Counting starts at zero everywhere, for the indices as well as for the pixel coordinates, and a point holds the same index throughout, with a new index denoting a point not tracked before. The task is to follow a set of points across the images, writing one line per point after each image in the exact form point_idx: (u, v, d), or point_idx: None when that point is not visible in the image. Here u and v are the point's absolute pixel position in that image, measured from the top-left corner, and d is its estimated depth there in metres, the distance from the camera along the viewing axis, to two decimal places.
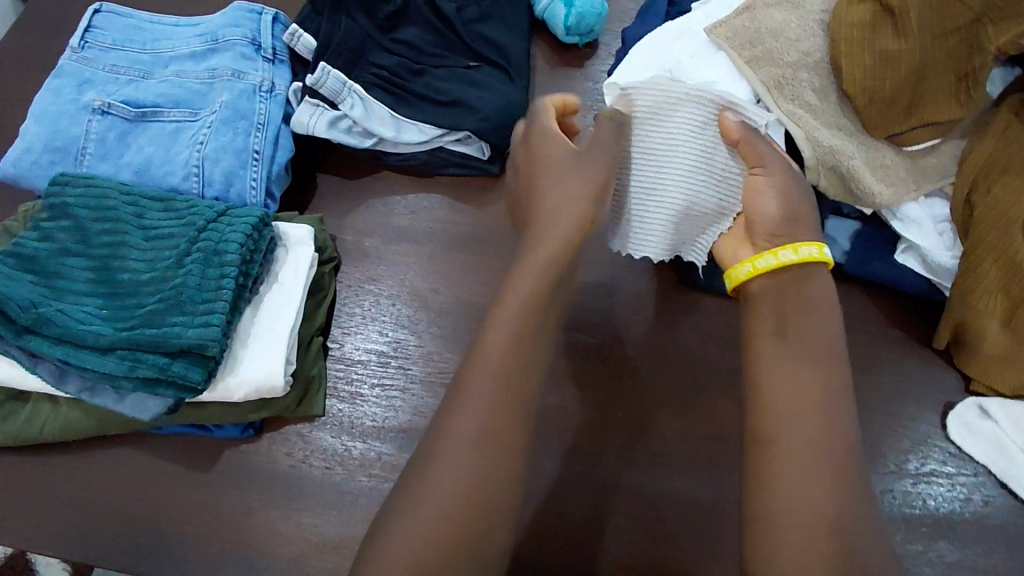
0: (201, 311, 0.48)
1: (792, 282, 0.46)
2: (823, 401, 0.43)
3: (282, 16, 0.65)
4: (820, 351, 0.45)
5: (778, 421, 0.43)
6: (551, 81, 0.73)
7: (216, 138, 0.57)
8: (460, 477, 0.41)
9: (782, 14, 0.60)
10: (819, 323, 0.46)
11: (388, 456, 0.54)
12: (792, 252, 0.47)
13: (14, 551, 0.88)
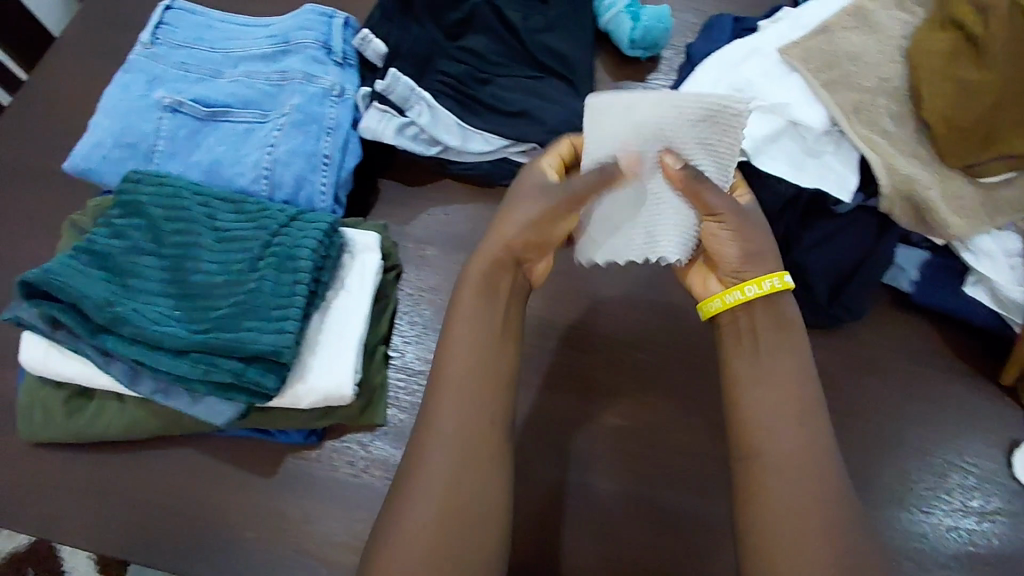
0: (275, 316, 0.48)
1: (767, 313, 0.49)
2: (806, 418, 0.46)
3: (351, 20, 0.64)
4: (787, 363, 0.48)
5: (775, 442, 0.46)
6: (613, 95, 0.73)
7: (287, 142, 0.57)
8: (446, 490, 0.44)
9: (860, 38, 0.60)
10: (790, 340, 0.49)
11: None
12: (755, 286, 0.49)
13: (44, 547, 0.88)
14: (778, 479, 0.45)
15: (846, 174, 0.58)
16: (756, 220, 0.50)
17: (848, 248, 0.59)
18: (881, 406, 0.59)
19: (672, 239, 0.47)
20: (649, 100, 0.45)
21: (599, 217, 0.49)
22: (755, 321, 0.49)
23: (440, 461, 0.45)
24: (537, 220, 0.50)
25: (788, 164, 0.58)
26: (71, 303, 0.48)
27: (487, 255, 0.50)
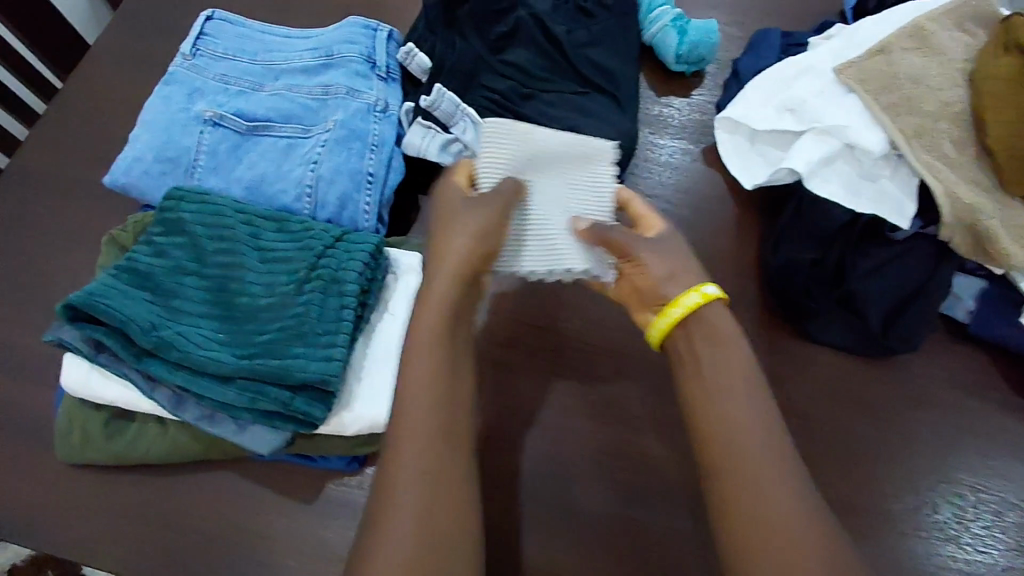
0: (322, 342, 0.46)
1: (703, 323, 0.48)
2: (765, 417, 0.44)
3: (395, 34, 0.64)
4: (736, 362, 0.46)
5: (747, 447, 0.43)
6: (657, 110, 0.71)
7: (331, 158, 0.56)
8: (419, 516, 0.41)
9: (920, 60, 0.58)
10: (737, 344, 0.47)
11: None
12: (675, 307, 0.49)
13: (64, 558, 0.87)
14: (764, 484, 0.41)
15: (904, 200, 0.56)
16: (673, 247, 0.52)
17: (906, 277, 0.57)
18: (933, 437, 0.57)
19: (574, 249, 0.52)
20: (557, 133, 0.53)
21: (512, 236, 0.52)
22: (690, 337, 0.48)
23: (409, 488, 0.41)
24: (484, 236, 0.48)
25: (843, 188, 0.57)
26: (116, 327, 0.47)
27: (442, 280, 0.48)
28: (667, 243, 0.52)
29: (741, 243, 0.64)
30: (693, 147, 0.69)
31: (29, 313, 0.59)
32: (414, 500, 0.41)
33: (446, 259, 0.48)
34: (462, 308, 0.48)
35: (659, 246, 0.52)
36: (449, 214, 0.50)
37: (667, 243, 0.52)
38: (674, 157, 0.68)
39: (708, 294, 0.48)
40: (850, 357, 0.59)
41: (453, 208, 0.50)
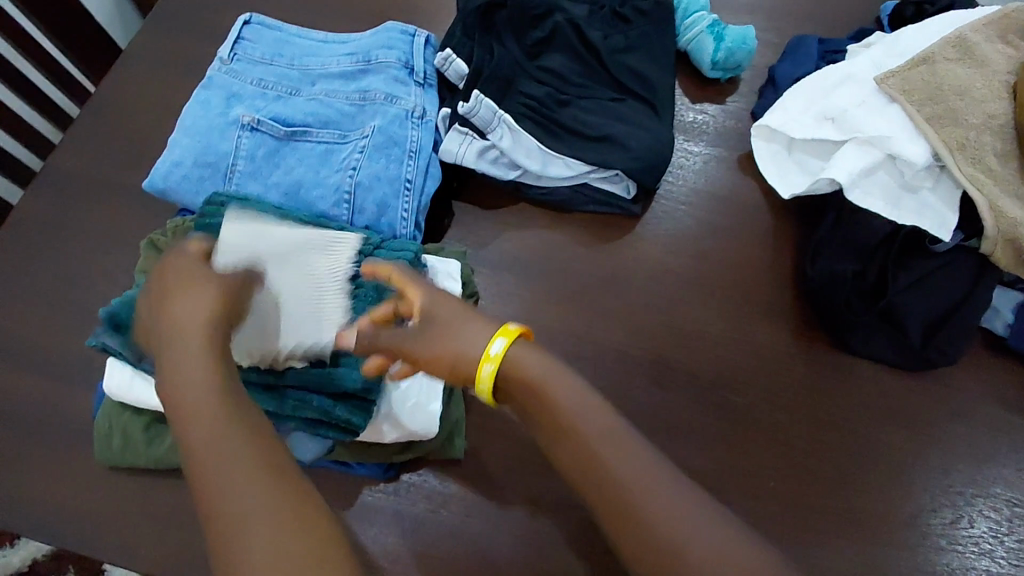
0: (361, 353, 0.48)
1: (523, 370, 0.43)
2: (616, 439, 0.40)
3: (433, 40, 0.64)
4: (569, 401, 0.41)
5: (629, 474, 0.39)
6: (692, 117, 0.70)
7: (369, 164, 0.56)
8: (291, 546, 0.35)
9: (964, 71, 0.57)
10: (564, 382, 0.42)
11: (519, 508, 0.50)
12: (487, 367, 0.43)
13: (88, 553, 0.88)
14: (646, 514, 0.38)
15: (945, 212, 0.55)
16: (446, 316, 0.45)
17: (947, 289, 0.56)
18: (971, 451, 0.56)
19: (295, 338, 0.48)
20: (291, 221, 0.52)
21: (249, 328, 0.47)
22: (513, 398, 0.44)
23: (259, 531, 0.35)
24: (211, 298, 0.42)
25: (886, 199, 0.56)
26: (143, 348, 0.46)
27: (190, 343, 0.41)
28: (434, 325, 0.45)
29: (778, 253, 0.63)
30: (728, 154, 0.69)
31: (70, 316, 0.59)
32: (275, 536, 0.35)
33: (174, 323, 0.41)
34: (227, 352, 0.42)
35: (434, 324, 0.45)
36: (162, 291, 0.43)
37: (440, 305, 0.46)
38: (709, 163, 0.68)
39: (497, 355, 0.43)
40: (890, 370, 0.59)
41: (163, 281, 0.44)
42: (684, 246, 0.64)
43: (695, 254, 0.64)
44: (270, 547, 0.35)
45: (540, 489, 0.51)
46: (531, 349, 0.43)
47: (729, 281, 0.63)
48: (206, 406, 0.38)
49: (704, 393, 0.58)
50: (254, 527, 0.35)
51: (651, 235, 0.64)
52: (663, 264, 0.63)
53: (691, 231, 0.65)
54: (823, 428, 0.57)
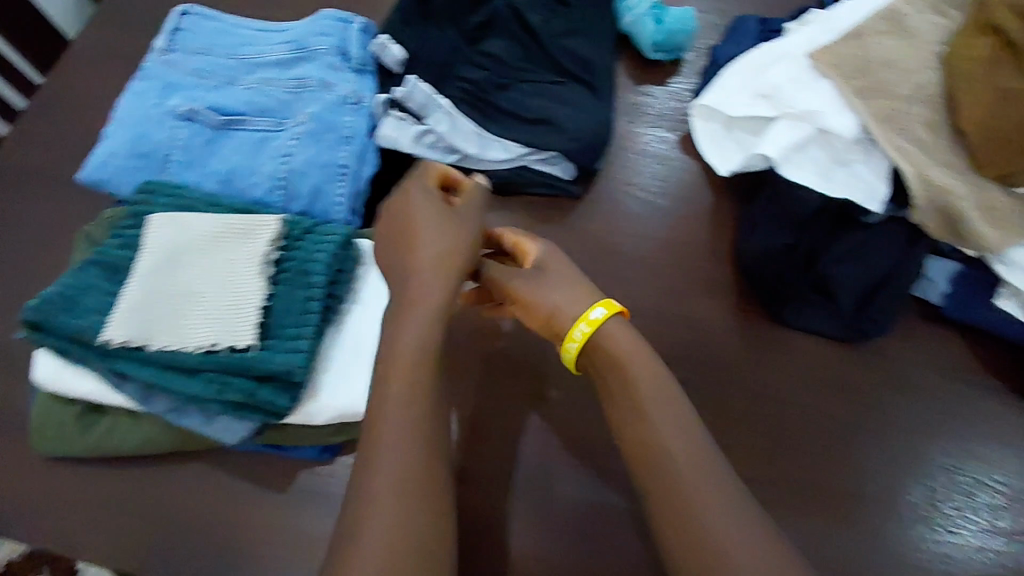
0: (288, 334, 0.47)
1: (616, 342, 0.48)
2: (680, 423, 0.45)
3: (370, 26, 0.63)
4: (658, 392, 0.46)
5: (669, 457, 0.43)
6: (634, 99, 0.71)
7: (303, 151, 0.56)
8: (401, 517, 0.40)
9: (894, 43, 0.58)
10: (643, 360, 0.47)
11: (475, 488, 0.53)
12: (583, 328, 0.49)
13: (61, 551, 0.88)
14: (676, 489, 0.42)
15: (876, 185, 0.56)
16: (563, 277, 0.51)
17: (878, 262, 0.57)
18: (911, 422, 0.57)
19: (200, 323, 0.47)
20: (207, 220, 0.51)
21: (161, 315, 0.47)
22: (597, 365, 0.49)
23: (392, 489, 0.41)
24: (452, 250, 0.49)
25: (817, 173, 0.57)
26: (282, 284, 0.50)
27: (423, 286, 0.48)
28: (548, 279, 0.51)
29: (719, 230, 0.64)
30: (668, 134, 0.69)
31: (12, 309, 0.59)
32: (393, 505, 0.41)
33: (419, 262, 0.49)
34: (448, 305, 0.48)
35: (544, 277, 0.51)
36: (410, 225, 0.50)
37: (558, 265, 0.52)
38: (652, 143, 0.68)
39: (597, 320, 0.49)
40: (830, 342, 0.59)
41: (414, 213, 0.50)
42: (625, 226, 0.64)
43: (639, 232, 0.64)
44: (405, 508, 0.40)
45: (490, 468, 0.54)
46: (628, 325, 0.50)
47: (672, 258, 0.63)
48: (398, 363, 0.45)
49: None
50: (399, 490, 0.41)
51: (596, 215, 0.64)
52: (610, 244, 0.63)
53: (633, 210, 0.65)
54: (766, 401, 0.58)
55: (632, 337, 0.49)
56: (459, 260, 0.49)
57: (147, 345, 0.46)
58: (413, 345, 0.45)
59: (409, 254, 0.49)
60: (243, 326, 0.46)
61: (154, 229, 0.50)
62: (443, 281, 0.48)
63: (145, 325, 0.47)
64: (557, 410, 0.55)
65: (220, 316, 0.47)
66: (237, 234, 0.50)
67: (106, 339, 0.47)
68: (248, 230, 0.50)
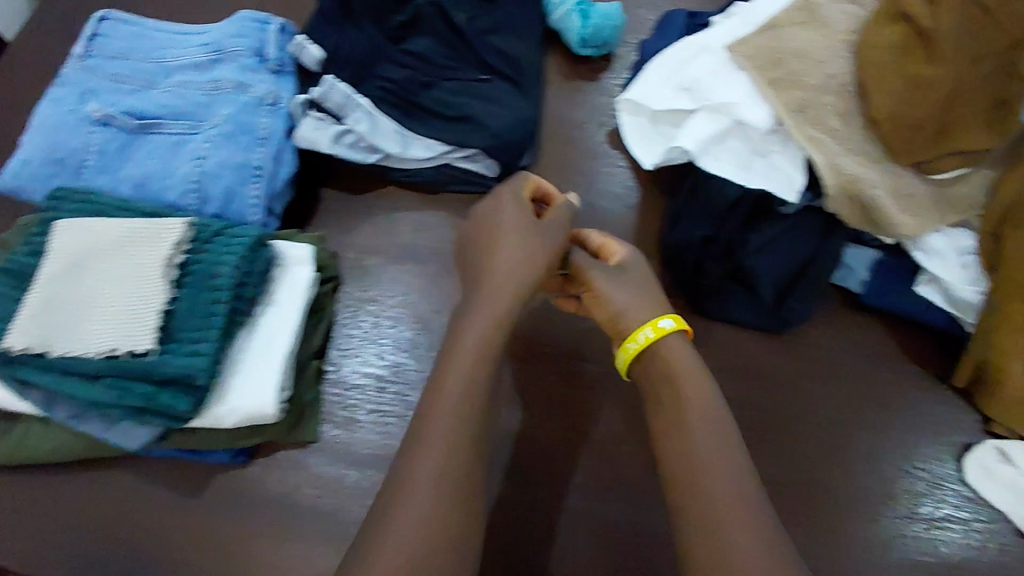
0: (190, 338, 0.48)
1: (674, 354, 0.48)
2: (714, 427, 0.45)
3: (289, 27, 0.63)
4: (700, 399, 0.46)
5: (696, 462, 0.43)
6: (559, 95, 0.71)
7: (216, 153, 0.56)
8: (432, 507, 0.41)
9: (807, 34, 0.58)
10: (696, 378, 0.47)
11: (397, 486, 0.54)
12: (650, 330, 0.49)
13: None
14: (699, 496, 0.42)
15: (793, 174, 0.56)
16: (636, 278, 0.53)
17: (791, 254, 0.58)
18: (833, 412, 0.57)
19: (103, 329, 0.48)
20: (114, 224, 0.51)
21: (64, 321, 0.48)
22: (648, 374, 0.49)
23: (432, 485, 0.42)
24: (526, 260, 0.51)
25: (736, 164, 0.57)
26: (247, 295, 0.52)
27: (499, 289, 0.50)
28: (628, 278, 0.52)
29: (643, 223, 0.64)
30: (596, 129, 0.69)
31: None
32: (428, 496, 0.42)
33: (497, 267, 0.51)
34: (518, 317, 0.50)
35: (626, 276, 0.52)
36: (497, 231, 0.53)
37: (637, 274, 0.53)
38: (581, 139, 0.69)
39: (665, 329, 0.49)
40: (752, 333, 0.60)
41: (501, 221, 0.53)
42: None
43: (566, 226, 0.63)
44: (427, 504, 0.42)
45: None
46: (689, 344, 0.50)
47: None
48: (456, 369, 0.46)
49: (574, 364, 0.58)
50: (426, 488, 0.42)
51: None
52: None
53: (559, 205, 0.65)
54: None
55: (690, 355, 0.49)
56: (535, 268, 0.51)
57: (50, 352, 0.47)
58: (479, 345, 0.47)
59: (491, 256, 0.52)
60: (144, 331, 0.47)
61: (60, 235, 0.51)
62: (515, 290, 0.50)
63: (49, 331, 0.48)
64: None
65: (122, 321, 0.48)
66: (141, 237, 0.50)
67: (8, 346, 0.47)
68: (152, 232, 0.51)
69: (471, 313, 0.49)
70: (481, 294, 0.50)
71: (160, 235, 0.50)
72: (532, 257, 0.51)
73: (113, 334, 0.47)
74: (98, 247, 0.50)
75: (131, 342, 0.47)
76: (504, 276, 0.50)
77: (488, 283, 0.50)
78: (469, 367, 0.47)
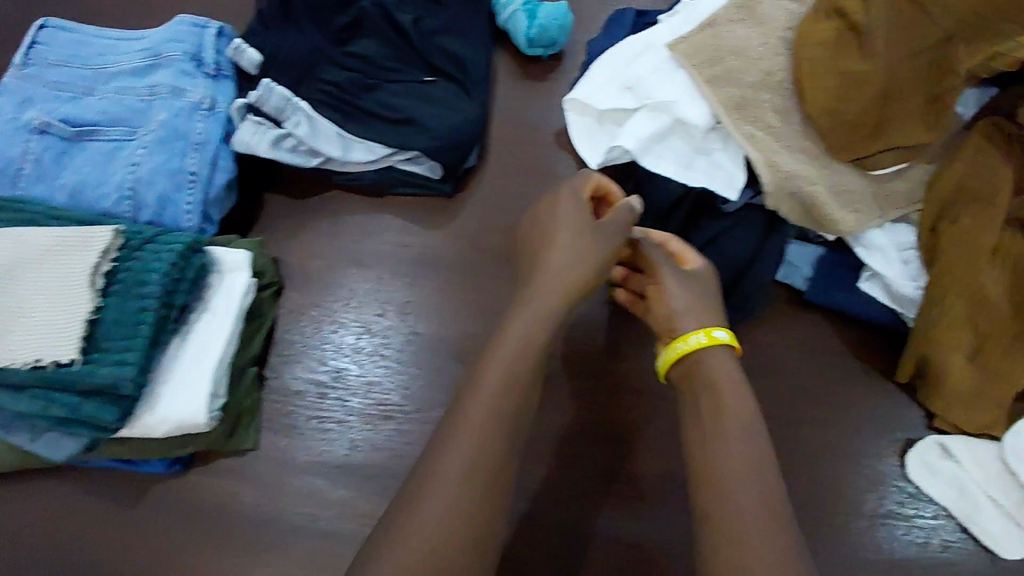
0: (116, 347, 0.48)
1: (718, 363, 0.47)
2: (752, 431, 0.43)
3: (227, 30, 0.62)
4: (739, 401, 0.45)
5: (720, 466, 0.41)
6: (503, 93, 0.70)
7: (151, 160, 0.56)
8: (449, 505, 0.40)
9: (746, 31, 0.57)
10: (736, 390, 0.45)
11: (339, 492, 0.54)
12: (702, 336, 0.48)
13: None
14: (725, 497, 0.40)
15: (734, 172, 0.56)
16: (698, 287, 0.51)
17: (734, 253, 0.57)
18: (779, 410, 0.57)
19: (27, 339, 0.48)
20: (39, 233, 0.50)
21: None
22: (689, 378, 0.47)
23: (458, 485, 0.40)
24: (584, 260, 0.48)
25: (677, 164, 0.57)
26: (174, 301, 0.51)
27: (552, 288, 0.47)
28: (696, 283, 0.51)
29: None
30: (545, 128, 0.68)
31: None
32: (448, 496, 0.40)
33: (551, 266, 0.48)
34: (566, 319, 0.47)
35: (693, 283, 0.51)
36: (551, 231, 0.50)
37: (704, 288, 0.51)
38: (530, 138, 0.67)
39: (717, 339, 0.47)
40: None
41: (558, 218, 0.51)
42: (495, 221, 0.63)
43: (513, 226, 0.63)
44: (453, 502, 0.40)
45: (360, 469, 0.54)
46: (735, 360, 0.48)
47: None
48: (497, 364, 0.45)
49: None
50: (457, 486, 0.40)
51: (474, 209, 0.63)
52: (485, 240, 0.62)
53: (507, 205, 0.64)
54: (633, 396, 0.57)
55: (733, 368, 0.47)
56: (592, 269, 0.48)
57: None
58: (520, 345, 0.45)
59: (546, 254, 0.49)
60: (68, 344, 0.47)
61: None
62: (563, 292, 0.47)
63: None
64: (432, 412, 0.56)
65: (47, 332, 0.48)
66: (66, 245, 0.50)
67: None
68: (77, 240, 0.50)
69: (517, 314, 0.47)
70: (535, 292, 0.47)
71: (85, 242, 0.50)
72: (591, 257, 0.49)
73: (38, 345, 0.47)
74: (24, 255, 0.50)
75: (56, 354, 0.47)
76: (554, 275, 0.48)
77: (539, 282, 0.48)
78: (508, 365, 0.44)
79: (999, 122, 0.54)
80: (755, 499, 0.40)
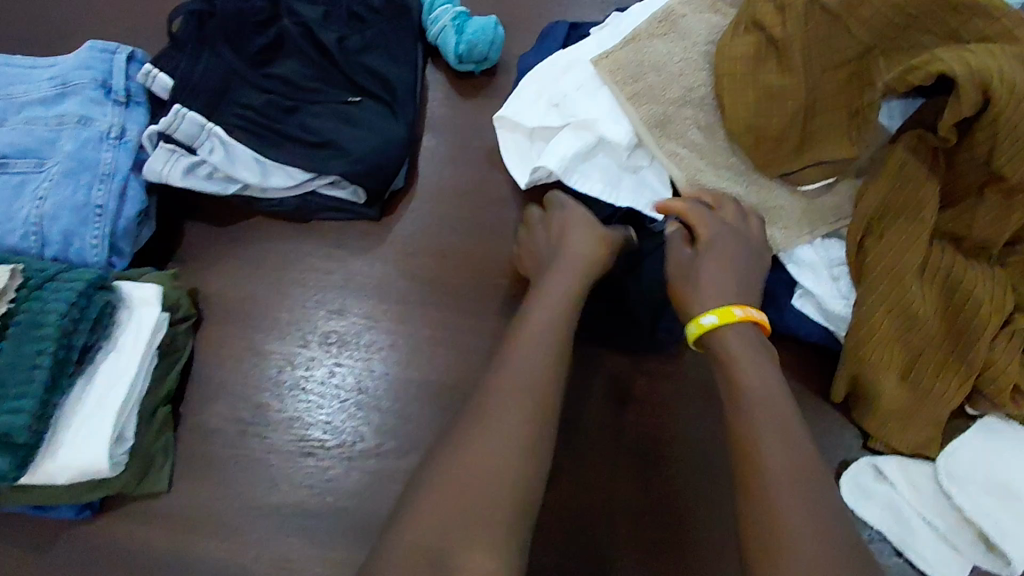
0: (13, 394, 0.46)
1: (725, 346, 0.46)
2: (774, 409, 0.42)
3: (138, 55, 0.61)
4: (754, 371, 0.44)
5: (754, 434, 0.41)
6: (430, 108, 0.67)
7: (56, 194, 0.54)
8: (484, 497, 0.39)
9: (666, 45, 0.56)
10: (747, 365, 0.44)
11: (258, 533, 0.52)
12: (693, 326, 0.48)
13: None
14: (758, 485, 0.39)
15: (660, 191, 0.56)
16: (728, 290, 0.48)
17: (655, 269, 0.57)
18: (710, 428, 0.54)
19: None
20: None
21: None
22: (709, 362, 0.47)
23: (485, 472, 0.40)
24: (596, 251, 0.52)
25: (605, 183, 0.55)
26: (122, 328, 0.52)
27: (564, 275, 0.50)
28: (722, 278, 0.49)
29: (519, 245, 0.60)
30: (477, 144, 0.65)
31: None
32: (476, 481, 0.40)
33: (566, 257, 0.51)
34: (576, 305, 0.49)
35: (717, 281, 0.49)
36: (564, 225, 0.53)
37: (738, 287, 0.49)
38: (461, 156, 0.65)
39: (705, 327, 0.47)
40: (628, 356, 0.57)
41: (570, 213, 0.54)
42: (425, 245, 0.61)
43: (443, 249, 0.61)
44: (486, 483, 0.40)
45: (280, 509, 0.53)
46: (751, 338, 0.46)
47: (465, 279, 0.60)
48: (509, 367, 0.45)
49: (451, 395, 0.56)
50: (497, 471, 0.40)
51: (403, 233, 0.62)
52: (413, 266, 0.60)
53: (435, 228, 0.62)
54: (562, 425, 0.55)
55: (748, 344, 0.46)
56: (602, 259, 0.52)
57: None
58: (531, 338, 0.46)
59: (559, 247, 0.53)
60: None
61: None
62: (572, 278, 0.50)
63: None
64: (359, 445, 0.54)
65: None
66: None
67: None
68: None
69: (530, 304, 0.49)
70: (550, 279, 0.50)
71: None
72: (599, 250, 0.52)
73: None
74: None
75: None
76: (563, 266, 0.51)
77: (558, 270, 0.51)
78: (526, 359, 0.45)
79: (920, 134, 0.50)
80: (786, 474, 0.39)
